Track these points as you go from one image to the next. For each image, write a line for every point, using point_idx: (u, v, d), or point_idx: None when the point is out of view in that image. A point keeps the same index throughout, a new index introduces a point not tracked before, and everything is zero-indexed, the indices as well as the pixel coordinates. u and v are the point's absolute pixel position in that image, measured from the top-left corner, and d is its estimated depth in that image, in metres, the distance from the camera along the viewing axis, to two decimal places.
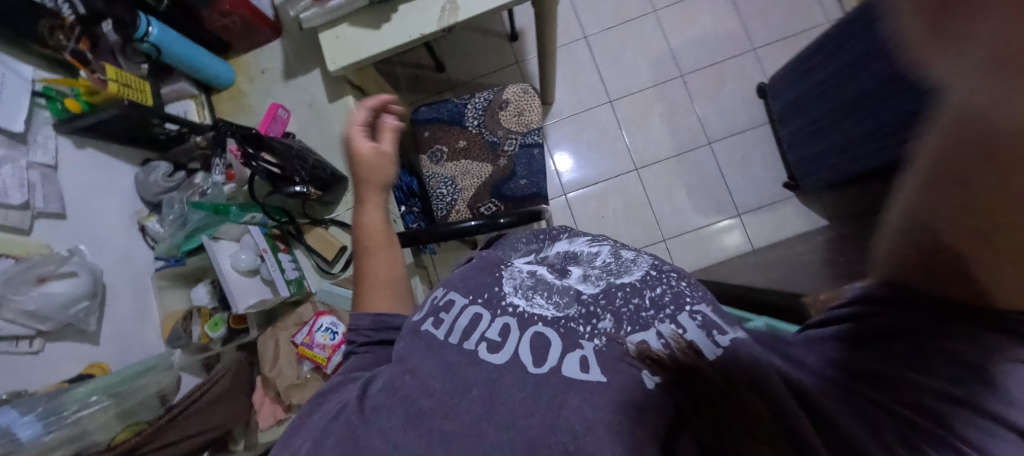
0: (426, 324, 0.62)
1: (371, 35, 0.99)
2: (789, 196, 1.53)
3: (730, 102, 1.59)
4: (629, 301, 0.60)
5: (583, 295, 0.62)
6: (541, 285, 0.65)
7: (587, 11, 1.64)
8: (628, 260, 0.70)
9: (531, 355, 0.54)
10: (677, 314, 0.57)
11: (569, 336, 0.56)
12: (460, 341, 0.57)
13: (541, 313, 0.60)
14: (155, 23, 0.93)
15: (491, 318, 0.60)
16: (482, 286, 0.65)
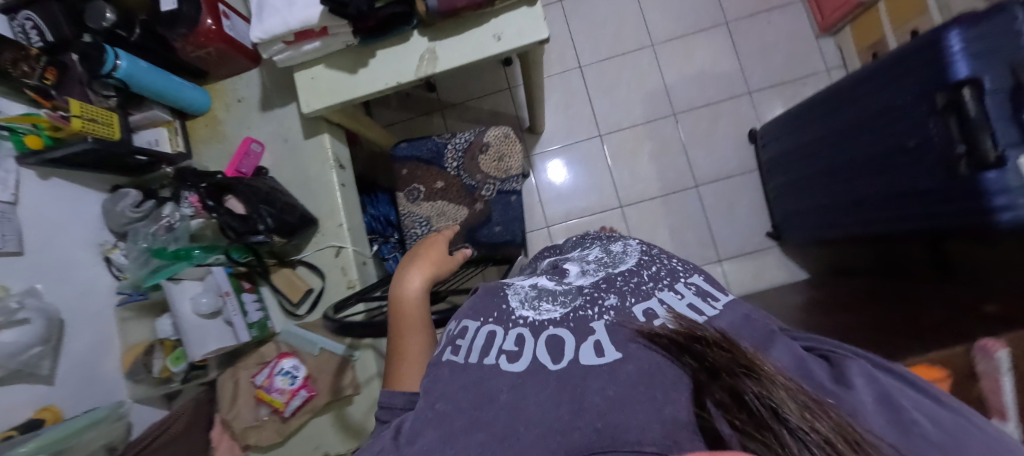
0: (444, 353, 0.42)
1: (341, 81, 0.81)
2: (771, 247, 1.34)
3: (723, 147, 1.36)
4: (628, 280, 0.45)
5: (584, 286, 0.46)
6: (554, 284, 0.48)
7: (585, 37, 1.42)
8: (615, 252, 0.55)
9: (548, 352, 0.37)
10: (677, 285, 0.45)
11: (582, 327, 0.40)
12: (480, 358, 0.39)
13: (551, 313, 0.43)
14: (124, 54, 0.76)
15: (508, 329, 0.42)
16: (490, 299, 0.48)
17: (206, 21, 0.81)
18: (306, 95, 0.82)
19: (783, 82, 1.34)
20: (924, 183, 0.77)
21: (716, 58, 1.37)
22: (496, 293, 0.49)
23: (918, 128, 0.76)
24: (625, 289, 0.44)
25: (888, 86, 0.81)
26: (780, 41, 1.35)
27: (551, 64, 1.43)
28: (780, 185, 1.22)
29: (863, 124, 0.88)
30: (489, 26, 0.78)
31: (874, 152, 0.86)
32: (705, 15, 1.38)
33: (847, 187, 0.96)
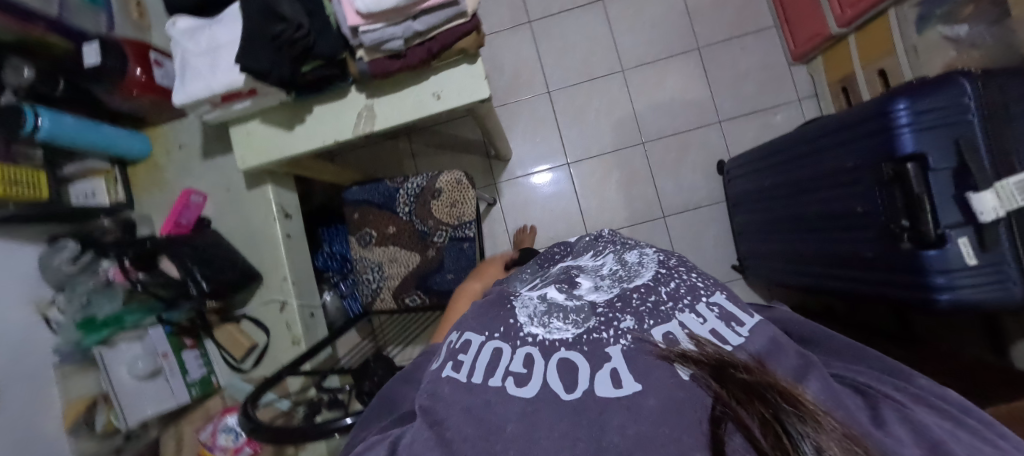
0: (444, 369, 0.36)
1: (276, 137, 0.79)
2: (737, 279, 1.33)
3: (691, 179, 1.34)
4: (643, 299, 0.36)
5: (597, 300, 0.38)
6: (563, 298, 0.39)
7: (553, 61, 1.38)
8: (630, 260, 0.45)
9: (559, 379, 0.31)
10: (698, 306, 0.35)
11: (597, 354, 0.32)
12: (485, 382, 0.32)
13: (563, 333, 0.35)
14: (47, 112, 0.73)
15: (513, 348, 0.35)
16: (497, 311, 0.41)
17: (135, 71, 0.80)
18: (242, 152, 0.79)
19: (755, 112, 1.32)
20: (870, 251, 0.76)
21: (687, 86, 1.35)
22: (501, 303, 0.42)
23: (865, 194, 0.75)
24: (643, 308, 0.35)
25: (840, 147, 0.80)
26: (751, 69, 1.33)
27: (519, 88, 1.39)
28: (744, 221, 1.20)
29: (819, 178, 0.86)
30: (428, 83, 0.76)
31: (827, 208, 0.85)
32: (676, 41, 1.35)
33: (805, 236, 0.94)
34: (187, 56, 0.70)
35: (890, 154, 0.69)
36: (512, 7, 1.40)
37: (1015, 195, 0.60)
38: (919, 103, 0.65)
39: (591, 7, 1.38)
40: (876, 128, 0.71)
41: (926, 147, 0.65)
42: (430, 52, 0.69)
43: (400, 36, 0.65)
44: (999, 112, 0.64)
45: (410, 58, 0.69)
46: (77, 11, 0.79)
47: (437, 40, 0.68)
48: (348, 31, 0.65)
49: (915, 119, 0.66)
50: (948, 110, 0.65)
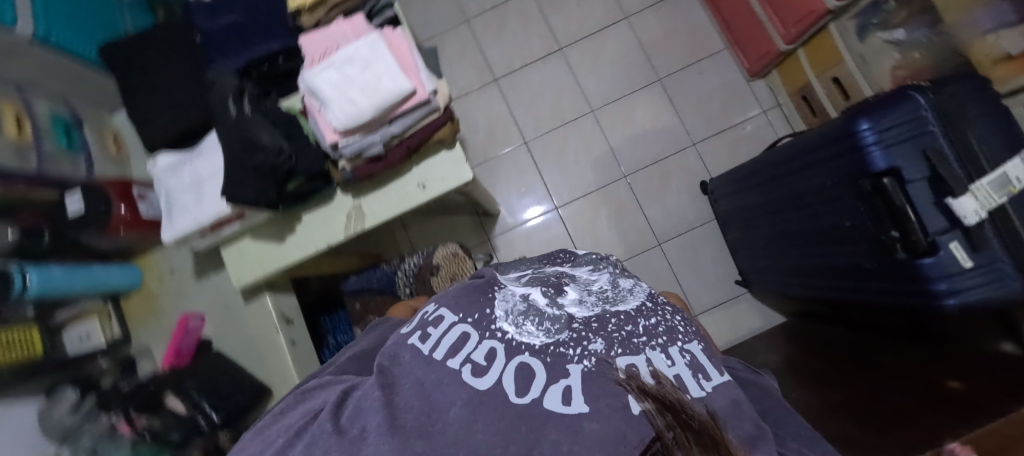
0: (412, 337, 0.36)
1: (268, 251, 0.79)
2: (743, 293, 1.34)
3: (677, 202, 1.37)
4: (619, 328, 0.34)
5: (577, 313, 0.36)
6: (546, 304, 0.37)
7: (525, 112, 1.43)
8: (624, 285, 0.42)
9: (514, 380, 0.30)
10: (670, 349, 0.33)
11: (557, 368, 0.31)
12: (443, 361, 0.32)
13: (532, 338, 0.33)
14: (34, 269, 0.72)
15: (480, 337, 0.34)
16: (480, 298, 0.39)
17: (120, 209, 0.82)
18: (235, 270, 0.78)
19: (725, 130, 1.38)
20: (868, 263, 0.78)
21: (656, 116, 1.40)
22: (485, 291, 0.40)
23: (850, 210, 0.77)
24: (616, 336, 0.33)
25: (817, 166, 0.84)
26: (712, 90, 1.40)
27: (497, 143, 1.43)
28: (739, 238, 1.23)
29: (802, 196, 0.89)
30: (412, 175, 0.77)
31: (817, 223, 0.87)
32: (638, 77, 1.42)
33: (801, 250, 0.96)
34: (172, 192, 0.71)
35: (865, 171, 0.72)
36: (478, 69, 1.47)
37: (990, 196, 0.61)
38: (880, 122, 0.69)
39: (552, 58, 1.45)
40: (845, 149, 0.76)
41: (900, 162, 0.68)
42: (409, 148, 0.70)
43: (379, 141, 0.66)
44: (958, 118, 0.67)
45: (390, 158, 0.71)
46: (55, 158, 0.81)
47: (414, 136, 0.70)
48: (327, 147, 0.67)
49: (880, 137, 0.69)
50: (911, 122, 0.67)
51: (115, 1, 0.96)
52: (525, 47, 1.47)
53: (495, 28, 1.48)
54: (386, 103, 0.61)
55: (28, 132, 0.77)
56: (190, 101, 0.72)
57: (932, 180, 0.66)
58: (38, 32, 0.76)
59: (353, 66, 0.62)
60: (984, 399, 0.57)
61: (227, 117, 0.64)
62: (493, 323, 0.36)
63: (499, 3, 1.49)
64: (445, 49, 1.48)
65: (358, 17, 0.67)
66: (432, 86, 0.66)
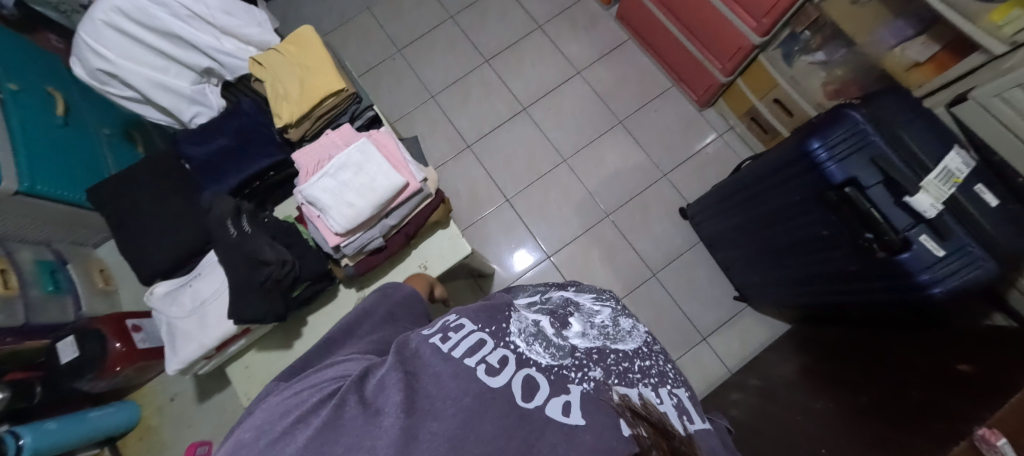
0: (432, 337, 0.37)
1: (276, 362, 0.76)
2: (744, 308, 1.37)
3: (661, 231, 1.44)
4: (618, 363, 0.37)
5: (581, 344, 0.38)
6: (553, 332, 0.39)
7: (503, 173, 1.51)
8: (624, 322, 0.45)
9: (520, 386, 0.31)
10: (660, 389, 0.35)
11: (560, 385, 0.32)
12: (462, 359, 0.33)
13: (539, 357, 0.35)
14: (27, 428, 0.67)
15: (495, 346, 0.36)
16: (494, 315, 0.40)
17: (115, 344, 0.81)
18: (242, 387, 0.75)
19: (689, 158, 1.49)
20: (854, 265, 0.82)
21: (624, 156, 1.50)
22: (499, 310, 0.42)
23: (825, 220, 0.84)
24: (613, 368, 0.36)
25: (783, 185, 0.91)
26: (670, 124, 1.52)
27: (481, 205, 1.48)
28: (728, 257, 1.29)
29: (778, 212, 0.96)
30: (414, 257, 0.79)
31: (798, 234, 0.93)
32: (600, 123, 1.54)
33: (788, 259, 1.02)
34: (172, 321, 0.70)
35: (828, 183, 0.79)
36: (451, 140, 1.55)
37: (940, 189, 0.69)
38: (828, 141, 0.78)
39: (518, 118, 1.56)
40: (804, 169, 0.84)
41: (855, 172, 0.75)
42: (408, 235, 0.73)
43: (379, 235, 0.69)
44: (892, 127, 0.75)
45: (391, 248, 0.73)
46: (44, 307, 0.79)
47: (411, 223, 0.73)
48: (329, 249, 0.69)
49: (832, 152, 0.77)
50: (852, 137, 0.76)
51: (93, 138, 0.97)
52: (491, 111, 1.57)
53: (461, 100, 1.59)
54: (384, 200, 0.65)
55: (14, 284, 0.75)
56: (186, 226, 0.75)
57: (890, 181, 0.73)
58: (21, 184, 0.77)
59: (347, 172, 0.65)
60: (990, 384, 0.59)
61: (227, 238, 0.65)
62: (509, 337, 0.38)
63: (461, 77, 1.61)
64: (416, 125, 1.57)
65: (347, 127, 0.72)
66: (422, 176, 0.70)
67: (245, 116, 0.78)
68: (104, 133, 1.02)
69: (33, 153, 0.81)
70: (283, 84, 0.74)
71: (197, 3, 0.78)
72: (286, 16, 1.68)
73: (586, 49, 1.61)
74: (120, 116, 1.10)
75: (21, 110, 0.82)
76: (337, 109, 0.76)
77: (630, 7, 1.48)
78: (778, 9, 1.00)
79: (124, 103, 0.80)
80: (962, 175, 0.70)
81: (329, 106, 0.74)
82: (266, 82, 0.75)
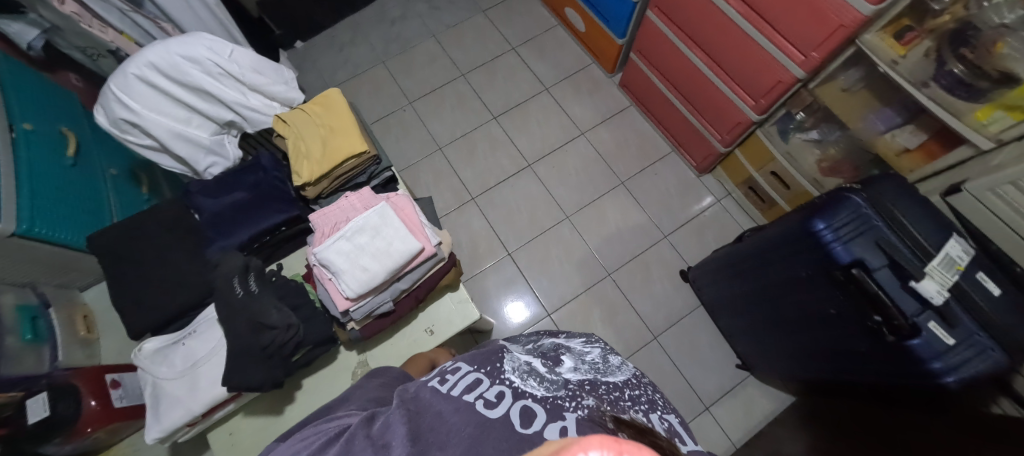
0: (431, 383, 0.40)
1: (264, 429, 0.71)
2: (746, 377, 1.34)
3: (662, 292, 1.44)
4: (609, 392, 0.39)
5: (570, 380, 0.39)
6: (546, 371, 0.42)
7: (505, 226, 1.52)
8: (613, 359, 0.51)
9: (519, 416, 0.31)
10: (651, 414, 0.39)
11: (555, 413, 0.31)
12: (460, 395, 0.35)
13: (534, 390, 0.36)
14: None
15: (492, 383, 0.38)
16: (490, 357, 0.45)
17: (91, 403, 0.77)
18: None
19: (689, 221, 1.53)
20: (863, 346, 0.81)
21: (625, 214, 1.54)
22: (491, 357, 0.45)
23: (831, 299, 0.85)
24: (604, 398, 0.37)
25: (788, 260, 0.93)
26: (670, 187, 1.57)
27: (481, 258, 1.48)
28: (730, 323, 1.28)
29: (781, 287, 0.98)
30: (420, 320, 0.78)
31: (807, 308, 0.92)
32: (602, 182, 1.58)
33: (791, 332, 1.02)
34: (160, 382, 0.65)
35: (834, 263, 0.80)
36: (455, 191, 1.58)
37: (944, 276, 0.71)
38: (833, 222, 0.80)
39: (522, 173, 1.60)
40: (809, 247, 0.85)
41: (861, 254, 0.77)
42: (417, 298, 0.72)
43: (389, 299, 0.67)
44: (895, 211, 0.78)
45: (399, 311, 0.71)
46: (16, 357, 0.74)
47: (420, 287, 0.71)
48: (338, 313, 0.66)
49: (837, 234, 0.80)
50: (858, 221, 0.78)
51: (99, 178, 0.96)
52: (496, 165, 1.61)
53: (466, 153, 1.64)
54: (398, 265, 0.63)
55: None
56: (188, 279, 0.72)
57: (891, 263, 0.75)
58: (19, 227, 0.74)
59: (363, 236, 0.64)
60: None
61: (232, 298, 0.63)
62: (504, 374, 0.40)
63: (468, 131, 1.67)
64: (422, 176, 1.60)
65: (366, 190, 0.72)
66: (437, 239, 0.70)
67: (262, 171, 0.77)
68: (110, 174, 1.01)
69: (37, 194, 0.79)
70: (305, 141, 0.74)
71: (229, 60, 0.78)
72: (304, 66, 1.76)
73: (590, 112, 1.70)
74: (127, 158, 1.09)
75: (31, 152, 0.82)
76: (356, 170, 0.77)
77: (633, 77, 1.58)
78: (775, 91, 1.07)
79: (140, 150, 0.79)
80: (964, 262, 0.72)
81: (348, 166, 0.75)
82: (288, 138, 0.76)
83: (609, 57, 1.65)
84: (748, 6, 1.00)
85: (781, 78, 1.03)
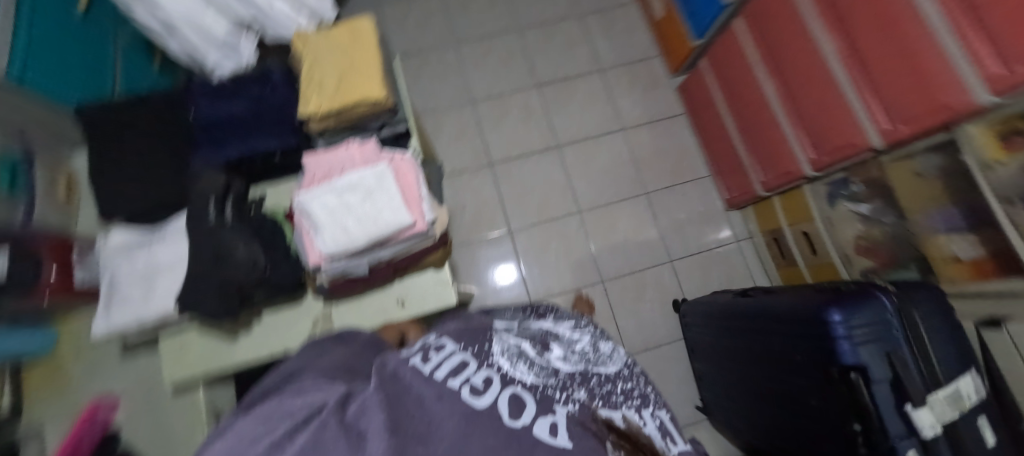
0: (411, 358, 0.33)
1: (215, 350, 0.71)
2: (701, 420, 1.34)
3: (649, 315, 1.40)
4: (600, 386, 0.37)
5: (559, 370, 0.37)
6: (535, 355, 0.39)
7: (515, 203, 1.46)
8: (603, 348, 0.44)
9: (508, 404, 0.28)
10: (643, 412, 0.36)
11: (545, 406, 0.29)
12: (443, 378, 0.30)
13: (523, 376, 0.34)
14: None
15: (479, 366, 0.34)
16: (476, 335, 0.41)
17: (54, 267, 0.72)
18: (169, 367, 0.69)
19: (700, 253, 1.45)
20: (832, 447, 0.77)
21: (638, 227, 1.46)
22: (479, 333, 0.41)
23: (816, 391, 0.80)
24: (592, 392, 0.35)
25: (785, 335, 0.87)
26: (693, 213, 1.49)
27: (481, 227, 1.43)
28: (704, 367, 1.25)
29: (767, 358, 0.94)
30: (393, 289, 0.74)
31: (788, 388, 0.88)
32: (626, 187, 1.49)
33: (761, 400, 0.99)
34: (119, 280, 0.64)
35: (834, 360, 0.74)
36: (474, 152, 1.50)
37: (944, 411, 0.65)
38: (850, 319, 0.72)
39: (548, 153, 1.51)
40: (813, 333, 0.79)
41: (866, 360, 0.70)
42: (395, 268, 0.68)
43: (364, 264, 0.63)
44: (917, 323, 0.71)
45: (373, 276, 0.68)
46: None
47: (402, 259, 0.67)
48: (309, 266, 0.63)
49: (850, 332, 0.72)
50: (876, 325, 0.71)
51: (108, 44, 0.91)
52: (524, 137, 1.52)
53: (497, 116, 1.53)
54: (381, 235, 0.58)
55: None
56: (166, 180, 0.68)
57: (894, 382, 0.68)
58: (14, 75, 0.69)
59: (353, 195, 0.59)
60: None
61: (203, 224, 0.60)
62: (490, 357, 0.36)
63: (506, 92, 1.56)
64: (446, 126, 1.51)
65: (371, 144, 0.65)
66: (432, 217, 0.63)
67: (269, 87, 0.71)
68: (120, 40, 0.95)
69: (36, 43, 0.73)
70: (321, 70, 0.67)
71: None
72: None
73: (638, 109, 1.57)
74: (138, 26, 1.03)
75: None
76: (367, 115, 0.70)
77: (696, 87, 1.44)
78: (843, 152, 0.95)
79: (151, 35, 0.75)
80: (970, 402, 0.66)
81: (359, 110, 0.67)
82: (303, 62, 0.69)
83: (677, 55, 1.50)
84: (851, 52, 0.85)
85: (854, 140, 0.90)
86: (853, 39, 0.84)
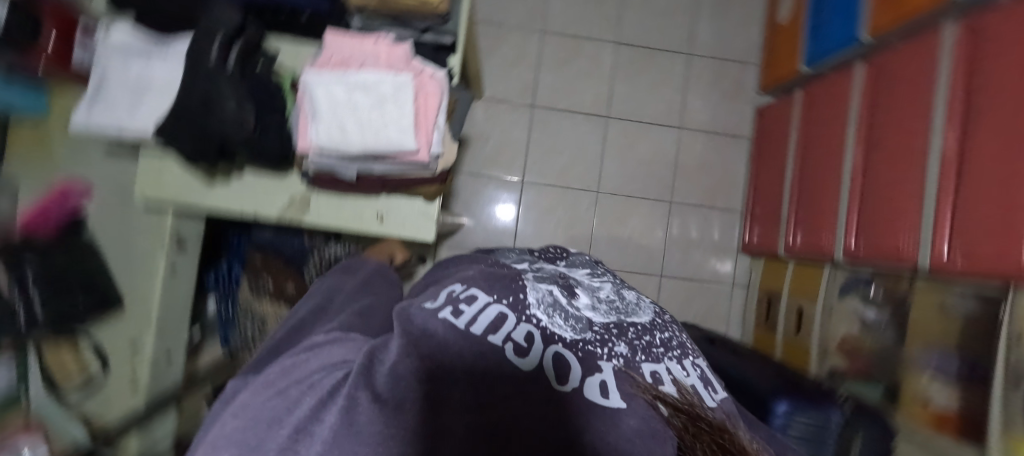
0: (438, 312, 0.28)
1: (190, 184, 0.73)
2: None
3: None
4: (637, 336, 0.28)
5: (591, 320, 0.29)
6: (566, 300, 0.31)
7: (539, 155, 1.38)
8: (629, 295, 0.36)
9: (556, 366, 0.25)
10: (686, 362, 0.28)
11: (588, 364, 0.25)
12: (478, 332, 0.25)
13: (556, 330, 0.27)
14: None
15: (512, 318, 0.27)
16: (496, 276, 0.32)
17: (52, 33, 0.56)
18: (146, 183, 0.74)
19: (690, 280, 1.42)
20: None
21: (646, 230, 1.40)
22: (501, 276, 0.33)
23: None
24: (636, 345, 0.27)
25: None
26: (705, 240, 1.42)
27: (495, 164, 1.36)
28: None
29: None
30: (375, 202, 0.71)
31: None
32: (653, 187, 1.41)
33: None
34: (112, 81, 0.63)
35: None
36: (521, 85, 1.37)
37: None
38: (795, 413, 0.72)
39: (594, 118, 1.39)
40: None
41: None
42: (384, 185, 0.64)
43: (353, 170, 0.59)
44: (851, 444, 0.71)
45: (362, 184, 0.64)
46: None
47: (394, 179, 0.63)
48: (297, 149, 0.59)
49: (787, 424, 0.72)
50: (814, 428, 0.71)
51: None
52: (578, 92, 1.39)
53: (560, 57, 1.38)
54: (378, 150, 0.54)
55: None
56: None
57: None
58: None
59: (365, 96, 0.54)
60: None
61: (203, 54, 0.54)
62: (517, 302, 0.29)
63: (581, 34, 1.39)
64: (503, 45, 1.37)
65: (401, 48, 0.58)
66: (437, 151, 0.57)
67: None
68: None
69: None
70: None
71: None
72: None
73: (706, 113, 1.42)
74: None
75: None
76: (414, 12, 0.61)
77: (776, 115, 1.29)
78: (882, 253, 0.86)
79: None
80: None
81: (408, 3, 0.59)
82: None
83: (775, 71, 1.31)
84: (960, 153, 0.71)
85: (901, 249, 0.82)
86: (969, 140, 0.70)
